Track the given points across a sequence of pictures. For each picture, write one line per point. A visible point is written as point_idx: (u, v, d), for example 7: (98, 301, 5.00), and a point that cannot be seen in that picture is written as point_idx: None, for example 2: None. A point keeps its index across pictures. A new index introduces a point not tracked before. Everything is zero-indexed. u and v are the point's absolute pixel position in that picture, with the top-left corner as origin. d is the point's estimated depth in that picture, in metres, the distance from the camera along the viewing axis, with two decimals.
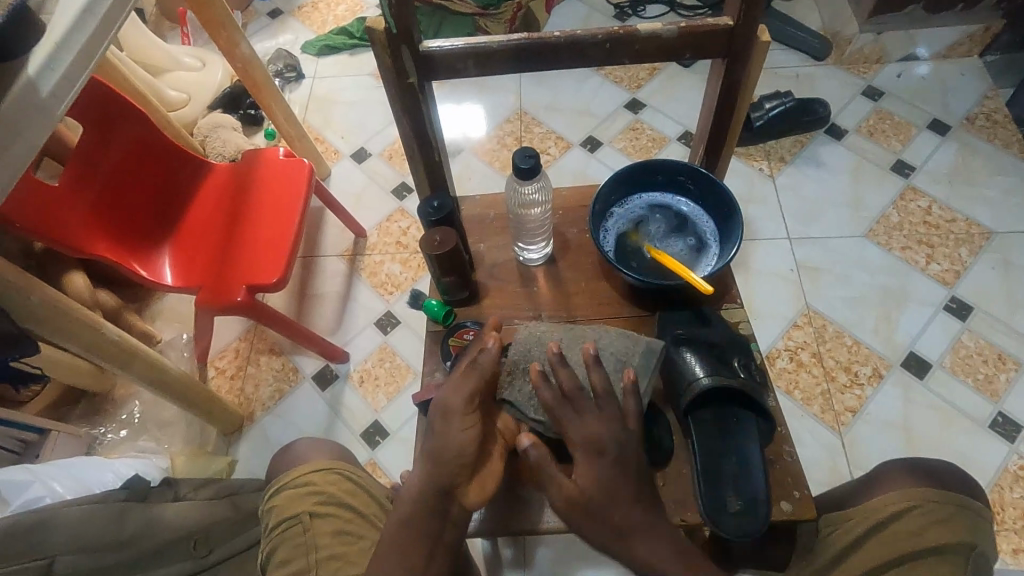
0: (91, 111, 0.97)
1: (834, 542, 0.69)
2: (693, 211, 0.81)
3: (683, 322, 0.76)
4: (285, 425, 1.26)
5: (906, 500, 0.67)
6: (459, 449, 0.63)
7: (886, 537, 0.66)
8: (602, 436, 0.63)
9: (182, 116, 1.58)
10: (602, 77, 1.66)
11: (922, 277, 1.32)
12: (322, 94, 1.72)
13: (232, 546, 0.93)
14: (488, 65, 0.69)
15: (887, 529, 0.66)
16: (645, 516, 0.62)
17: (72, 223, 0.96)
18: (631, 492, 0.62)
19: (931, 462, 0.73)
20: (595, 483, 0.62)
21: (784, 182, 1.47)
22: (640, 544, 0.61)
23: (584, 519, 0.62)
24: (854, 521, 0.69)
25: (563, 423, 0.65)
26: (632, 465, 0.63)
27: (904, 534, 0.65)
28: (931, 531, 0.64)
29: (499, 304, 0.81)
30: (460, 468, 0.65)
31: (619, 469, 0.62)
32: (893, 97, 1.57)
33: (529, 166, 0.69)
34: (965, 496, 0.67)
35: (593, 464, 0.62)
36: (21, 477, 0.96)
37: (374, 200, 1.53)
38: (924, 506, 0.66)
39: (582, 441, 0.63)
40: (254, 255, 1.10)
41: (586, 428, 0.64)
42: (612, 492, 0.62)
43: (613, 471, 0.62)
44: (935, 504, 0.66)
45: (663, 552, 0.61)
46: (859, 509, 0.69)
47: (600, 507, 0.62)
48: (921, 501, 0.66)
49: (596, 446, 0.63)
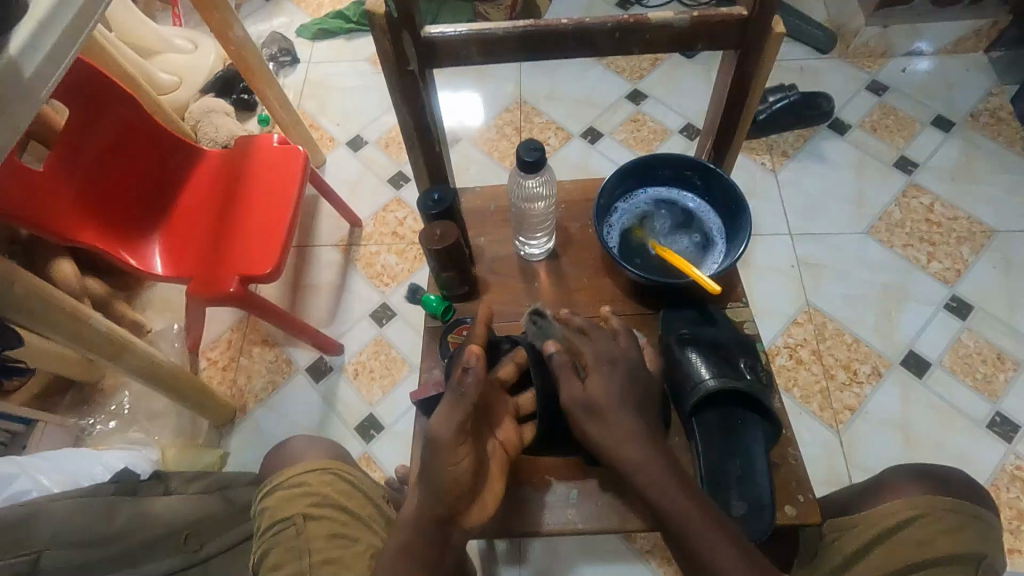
0: (76, 93, 0.93)
1: (840, 549, 0.68)
2: (700, 207, 0.79)
3: (689, 321, 0.74)
4: (279, 417, 1.25)
5: (913, 508, 0.66)
6: (455, 476, 0.59)
7: (894, 545, 0.65)
8: (616, 352, 0.67)
9: (173, 99, 1.54)
10: (604, 67, 1.63)
11: (924, 275, 1.31)
12: (317, 79, 1.68)
13: (223, 541, 0.90)
14: (492, 53, 0.67)
15: (895, 537, 0.65)
16: (641, 428, 0.63)
17: (58, 208, 0.93)
18: (632, 405, 0.64)
19: (937, 470, 0.73)
20: (605, 391, 0.63)
21: (786, 177, 1.46)
22: (631, 458, 0.61)
23: (585, 427, 0.63)
24: (861, 528, 0.68)
25: (580, 345, 0.67)
26: (639, 385, 0.66)
27: (912, 542, 0.64)
28: (939, 541, 0.63)
29: (500, 300, 0.79)
30: (449, 493, 0.59)
31: (628, 379, 0.65)
32: (897, 92, 1.55)
33: (535, 158, 0.67)
34: (974, 506, 0.66)
35: (605, 377, 0.64)
36: (8, 470, 0.94)
37: (369, 189, 1.50)
38: (931, 514, 0.65)
39: (597, 358, 0.66)
40: (248, 245, 1.07)
41: (600, 348, 0.67)
42: (615, 404, 0.63)
43: (622, 382, 0.65)
44: (942, 513, 0.65)
45: (659, 469, 0.61)
46: (866, 516, 0.68)
47: (605, 414, 0.62)
48: (931, 509, 0.65)
49: (609, 359, 0.66)
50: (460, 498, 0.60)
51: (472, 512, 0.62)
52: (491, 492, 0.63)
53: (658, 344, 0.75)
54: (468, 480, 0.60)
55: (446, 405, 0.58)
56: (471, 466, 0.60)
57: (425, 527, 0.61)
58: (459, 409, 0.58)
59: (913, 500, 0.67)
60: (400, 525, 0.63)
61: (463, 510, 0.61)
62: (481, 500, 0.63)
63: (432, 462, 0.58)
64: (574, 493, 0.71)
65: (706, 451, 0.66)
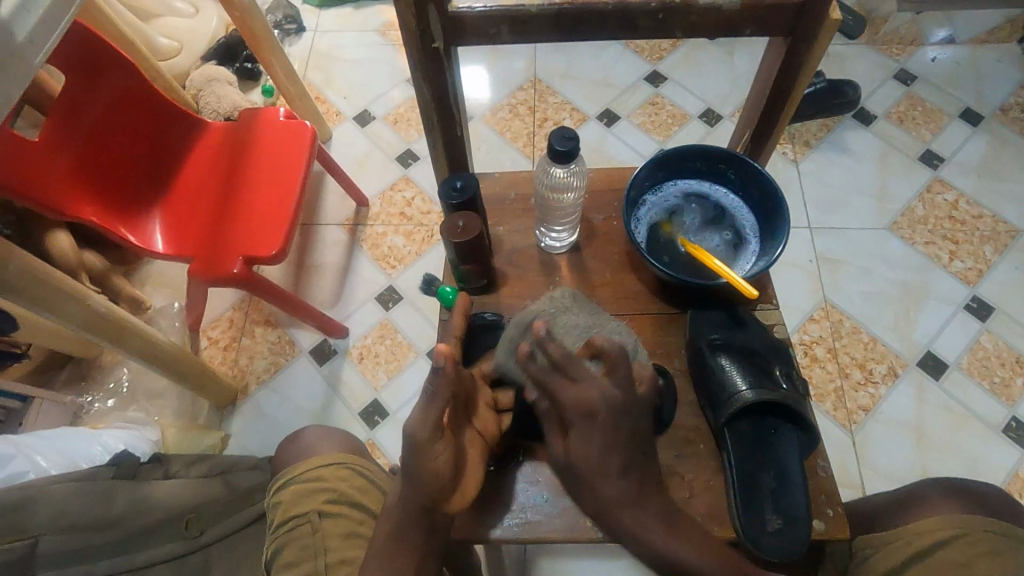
0: (73, 59, 0.88)
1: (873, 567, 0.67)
2: (732, 202, 0.75)
3: (718, 325, 0.71)
4: (281, 400, 1.22)
5: (952, 527, 0.65)
6: (436, 469, 0.56)
7: (931, 565, 0.64)
8: (595, 401, 0.58)
9: (173, 66, 1.48)
10: (622, 47, 1.57)
11: (944, 274, 1.28)
12: (323, 49, 1.62)
13: (226, 526, 0.86)
14: (523, 32, 0.62)
15: (933, 557, 0.64)
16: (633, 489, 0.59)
17: (53, 183, 0.89)
18: (620, 458, 0.59)
19: (977, 492, 0.72)
20: (587, 452, 0.59)
21: (807, 168, 1.41)
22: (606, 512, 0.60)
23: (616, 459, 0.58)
24: (896, 546, 0.66)
25: (555, 392, 0.59)
26: (629, 429, 0.59)
27: (951, 564, 0.63)
28: (980, 564, 0.62)
29: (519, 293, 0.76)
30: (433, 495, 0.57)
31: (613, 434, 0.58)
32: (926, 82, 1.49)
33: (566, 148, 0.63)
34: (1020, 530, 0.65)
35: (589, 434, 0.58)
36: (2, 450, 0.91)
37: (377, 167, 1.45)
38: (971, 536, 0.64)
39: (574, 406, 0.59)
40: (252, 225, 1.03)
41: (578, 391, 0.58)
42: (599, 464, 0.59)
43: (606, 435, 0.58)
44: (985, 535, 0.64)
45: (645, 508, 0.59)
46: (900, 533, 0.67)
47: (595, 428, 0.58)
48: (971, 530, 0.64)
49: (588, 410, 0.58)
50: (443, 490, 0.58)
51: (456, 498, 0.59)
52: (472, 478, 0.60)
53: (685, 348, 0.72)
54: (449, 472, 0.57)
55: (420, 403, 0.56)
56: (452, 458, 0.58)
57: (411, 515, 0.59)
58: (433, 405, 0.55)
59: (952, 519, 0.66)
60: (384, 511, 0.62)
61: (448, 497, 0.58)
62: (463, 488, 0.60)
63: (410, 460, 0.56)
64: None
65: (739, 463, 0.64)
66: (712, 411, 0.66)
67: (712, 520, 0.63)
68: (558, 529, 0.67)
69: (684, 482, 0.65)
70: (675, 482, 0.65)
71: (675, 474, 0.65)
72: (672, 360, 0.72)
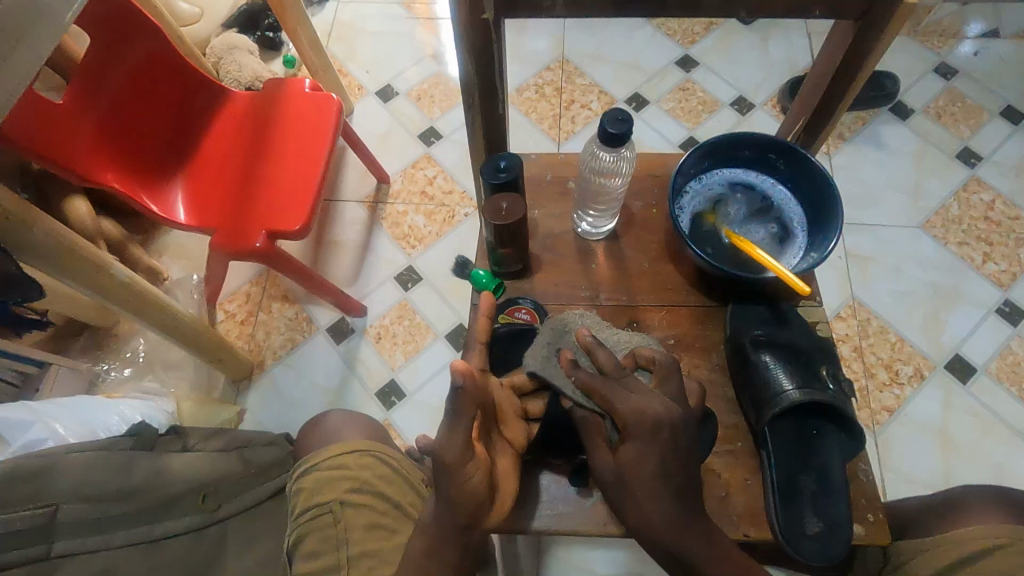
0: (99, 20, 0.85)
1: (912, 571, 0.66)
2: (780, 194, 0.72)
3: (761, 321, 0.69)
4: (297, 376, 1.21)
5: (998, 537, 0.63)
6: (471, 489, 0.55)
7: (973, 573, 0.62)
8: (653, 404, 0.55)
9: (194, 32, 1.45)
10: (654, 28, 1.52)
11: (977, 276, 1.25)
12: (346, 20, 1.58)
13: (245, 500, 0.85)
14: (577, 6, 0.59)
15: (974, 566, 0.63)
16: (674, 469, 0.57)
17: (76, 146, 0.86)
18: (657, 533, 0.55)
19: None
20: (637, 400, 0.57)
21: (840, 161, 1.38)
22: (645, 513, 0.55)
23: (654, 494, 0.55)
24: (937, 550, 0.66)
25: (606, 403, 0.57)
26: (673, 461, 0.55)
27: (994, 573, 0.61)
28: None
29: (554, 280, 0.74)
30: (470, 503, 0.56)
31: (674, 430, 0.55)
32: (967, 77, 1.45)
33: (619, 131, 0.60)
34: None
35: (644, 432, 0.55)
36: (22, 416, 0.90)
37: (399, 144, 1.42)
38: (1016, 545, 0.62)
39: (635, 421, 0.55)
40: (277, 198, 1.01)
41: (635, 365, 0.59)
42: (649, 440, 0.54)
43: (662, 452, 0.55)
44: None
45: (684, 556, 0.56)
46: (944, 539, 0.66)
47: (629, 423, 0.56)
48: (1016, 539, 0.63)
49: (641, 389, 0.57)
50: (479, 506, 0.57)
51: (494, 511, 0.59)
52: (507, 489, 0.60)
53: (726, 343, 0.70)
54: (484, 491, 0.56)
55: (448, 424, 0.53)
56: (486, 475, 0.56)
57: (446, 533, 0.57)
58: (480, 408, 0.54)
59: (998, 528, 0.64)
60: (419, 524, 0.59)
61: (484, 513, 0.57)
62: (499, 502, 0.59)
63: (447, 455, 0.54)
64: None
65: (779, 462, 0.62)
66: (756, 410, 0.64)
67: (749, 521, 0.62)
68: (584, 523, 0.66)
69: (720, 481, 0.63)
70: (712, 479, 0.63)
71: (713, 473, 0.64)
72: (710, 355, 0.70)
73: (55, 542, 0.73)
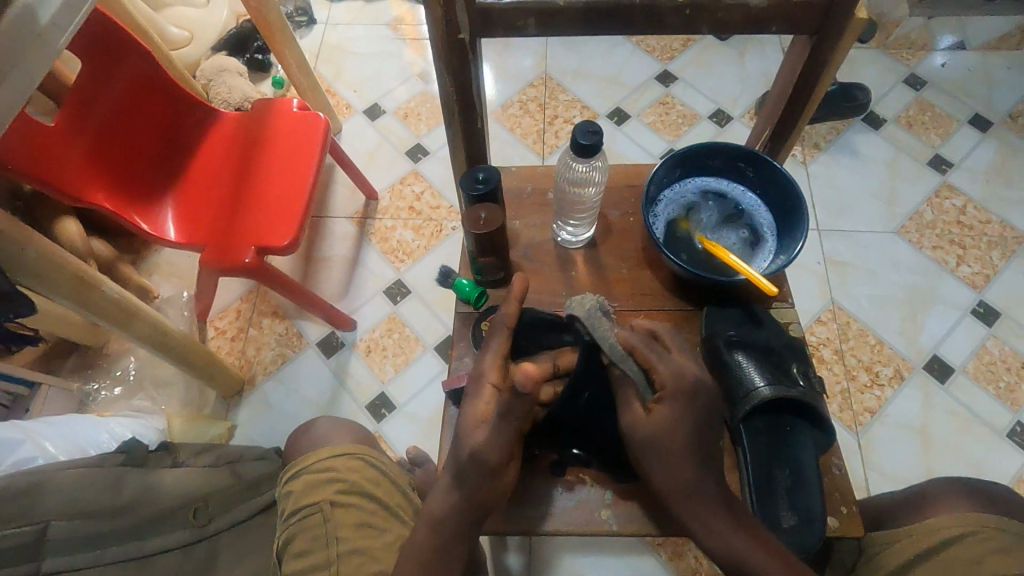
0: (91, 45, 0.88)
1: (883, 564, 0.68)
2: (750, 201, 0.75)
3: (736, 322, 0.72)
4: (288, 391, 1.22)
5: (963, 527, 0.65)
6: None
7: (940, 562, 0.64)
8: None
9: (184, 55, 1.48)
10: (634, 45, 1.57)
11: (951, 278, 1.28)
12: (334, 42, 1.62)
13: (238, 513, 0.86)
14: (549, 24, 0.62)
15: (941, 555, 0.65)
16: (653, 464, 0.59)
17: (68, 169, 0.88)
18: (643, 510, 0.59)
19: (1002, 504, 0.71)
20: None
21: (816, 170, 1.42)
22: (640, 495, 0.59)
23: None
24: (906, 543, 0.67)
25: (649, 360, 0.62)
26: None
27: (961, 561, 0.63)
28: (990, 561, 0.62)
29: (536, 287, 0.76)
30: None
31: None
32: (935, 88, 1.50)
33: (590, 142, 0.63)
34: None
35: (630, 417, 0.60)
36: (11, 435, 0.91)
37: (387, 160, 1.45)
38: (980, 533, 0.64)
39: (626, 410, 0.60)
40: (267, 216, 1.03)
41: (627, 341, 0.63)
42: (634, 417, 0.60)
43: None
44: (994, 532, 0.64)
45: None
46: (910, 531, 0.68)
47: None
48: (980, 527, 0.65)
49: None
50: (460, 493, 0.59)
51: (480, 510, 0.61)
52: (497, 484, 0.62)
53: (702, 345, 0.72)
54: (469, 474, 0.59)
55: None
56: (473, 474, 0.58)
57: None
58: None
59: (963, 518, 0.66)
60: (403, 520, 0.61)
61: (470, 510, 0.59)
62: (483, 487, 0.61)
63: None
64: (609, 495, 0.69)
65: (755, 457, 0.65)
66: (731, 408, 0.67)
67: None
68: (568, 523, 0.68)
69: None
70: None
71: None
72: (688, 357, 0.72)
73: (44, 559, 0.74)
